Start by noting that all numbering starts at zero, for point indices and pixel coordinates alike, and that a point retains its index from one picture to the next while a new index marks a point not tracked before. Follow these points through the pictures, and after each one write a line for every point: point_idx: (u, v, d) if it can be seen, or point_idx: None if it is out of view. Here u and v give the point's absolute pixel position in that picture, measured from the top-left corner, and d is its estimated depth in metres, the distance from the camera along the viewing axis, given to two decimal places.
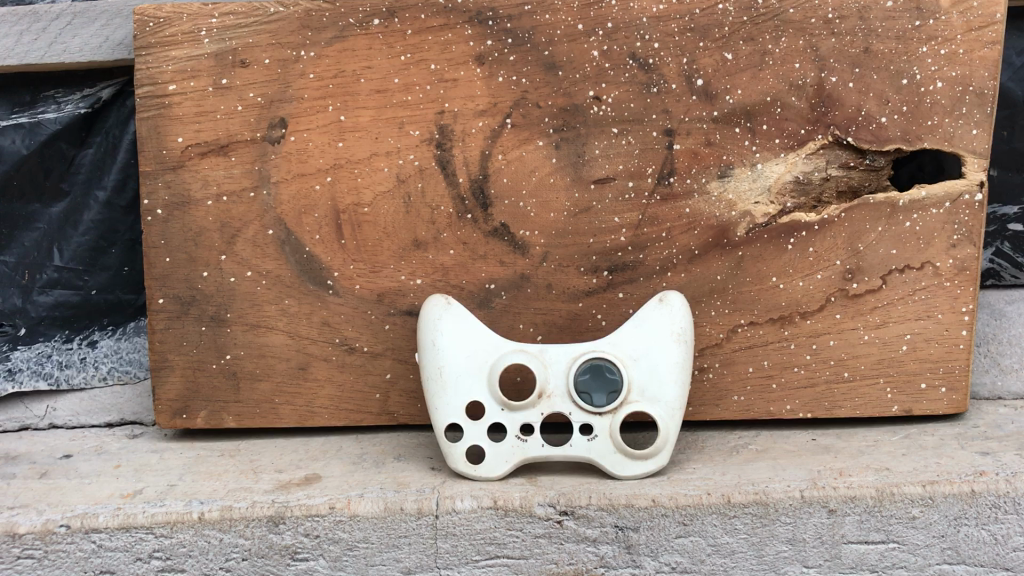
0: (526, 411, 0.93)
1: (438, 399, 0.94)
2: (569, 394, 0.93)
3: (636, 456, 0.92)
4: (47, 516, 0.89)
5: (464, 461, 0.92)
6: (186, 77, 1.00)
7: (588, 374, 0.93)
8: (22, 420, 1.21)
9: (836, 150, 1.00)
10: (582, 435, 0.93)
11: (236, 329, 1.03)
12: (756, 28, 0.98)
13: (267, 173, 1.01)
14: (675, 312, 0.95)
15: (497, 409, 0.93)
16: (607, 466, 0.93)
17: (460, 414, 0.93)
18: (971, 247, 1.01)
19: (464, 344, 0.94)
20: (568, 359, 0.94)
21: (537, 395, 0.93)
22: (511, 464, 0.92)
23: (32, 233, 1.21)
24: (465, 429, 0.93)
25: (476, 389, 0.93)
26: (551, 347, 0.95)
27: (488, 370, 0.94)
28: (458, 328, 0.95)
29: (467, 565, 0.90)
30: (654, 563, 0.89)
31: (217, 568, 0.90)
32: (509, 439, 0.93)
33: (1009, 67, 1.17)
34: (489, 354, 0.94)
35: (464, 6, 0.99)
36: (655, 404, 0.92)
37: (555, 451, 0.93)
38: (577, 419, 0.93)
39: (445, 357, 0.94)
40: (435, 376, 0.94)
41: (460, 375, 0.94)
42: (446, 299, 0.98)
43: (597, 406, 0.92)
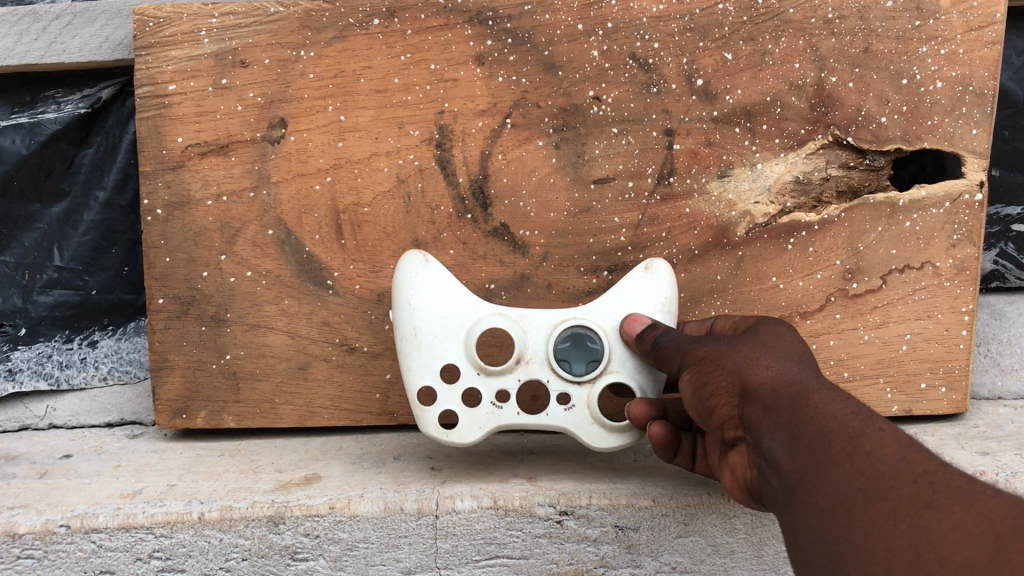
0: (502, 377, 0.89)
1: (413, 359, 0.89)
2: (547, 361, 0.89)
3: (614, 428, 0.88)
4: (47, 516, 0.89)
5: (437, 426, 0.88)
6: (186, 77, 1.00)
7: (568, 341, 0.89)
8: (22, 420, 1.19)
9: (836, 149, 1.00)
10: (559, 404, 0.89)
11: (237, 329, 1.03)
12: (756, 28, 0.98)
13: (267, 173, 1.01)
14: (660, 280, 0.91)
15: (473, 373, 0.89)
16: (584, 437, 0.89)
17: (434, 376, 0.88)
18: (971, 247, 1.01)
19: (442, 305, 0.90)
20: (549, 325, 0.90)
21: (514, 361, 0.89)
22: (485, 431, 0.88)
23: (32, 233, 1.21)
24: (439, 392, 0.88)
25: (452, 351, 0.89)
26: (532, 313, 0.90)
27: (465, 332, 0.89)
28: (435, 288, 0.90)
29: (467, 565, 0.90)
30: (653, 563, 0.90)
31: (217, 568, 0.90)
32: (484, 404, 0.89)
33: (1009, 67, 1.17)
34: (467, 316, 0.90)
35: (465, 6, 0.99)
36: (636, 375, 0.88)
37: (530, 419, 0.89)
38: (555, 388, 0.89)
39: (421, 317, 0.89)
40: (410, 337, 0.89)
41: (436, 336, 0.89)
42: (425, 257, 0.93)
43: (575, 374, 0.88)
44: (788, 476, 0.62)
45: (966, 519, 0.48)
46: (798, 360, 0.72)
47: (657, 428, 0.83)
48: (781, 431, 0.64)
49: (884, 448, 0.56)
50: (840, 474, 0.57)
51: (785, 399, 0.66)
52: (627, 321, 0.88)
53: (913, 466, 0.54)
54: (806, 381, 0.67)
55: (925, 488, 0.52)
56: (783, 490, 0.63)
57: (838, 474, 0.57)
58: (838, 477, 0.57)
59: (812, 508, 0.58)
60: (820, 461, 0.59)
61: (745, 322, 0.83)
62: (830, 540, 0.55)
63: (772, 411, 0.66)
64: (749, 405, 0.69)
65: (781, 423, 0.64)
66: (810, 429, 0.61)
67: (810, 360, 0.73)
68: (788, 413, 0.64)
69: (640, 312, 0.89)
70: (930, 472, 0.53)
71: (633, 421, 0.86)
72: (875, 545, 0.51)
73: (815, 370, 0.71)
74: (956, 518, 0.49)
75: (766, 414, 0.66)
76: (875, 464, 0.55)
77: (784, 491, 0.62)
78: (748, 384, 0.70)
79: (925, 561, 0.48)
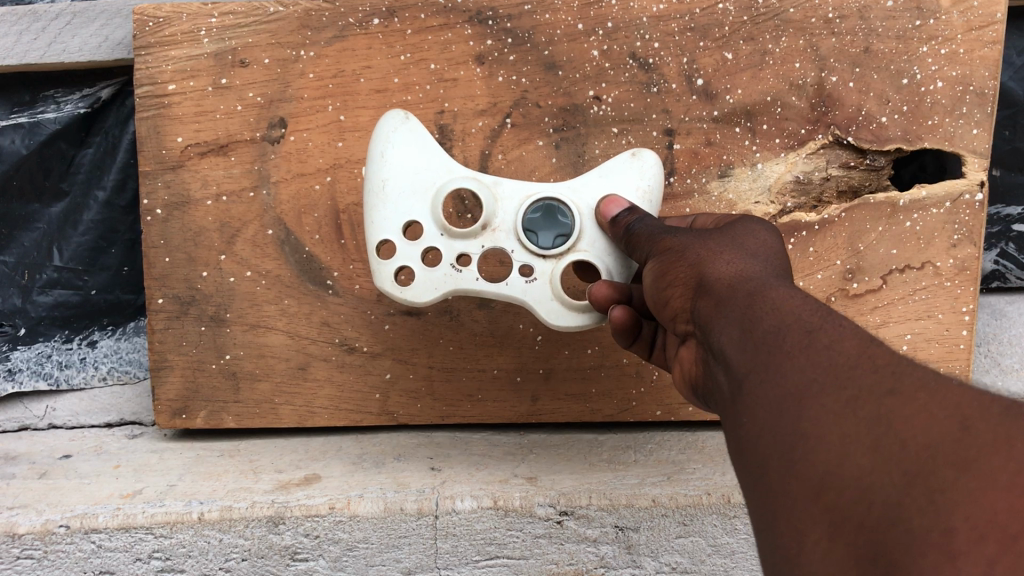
0: (466, 242, 0.83)
1: (376, 211, 0.83)
2: (515, 232, 0.83)
3: (573, 307, 0.82)
4: (47, 516, 0.89)
5: (391, 280, 0.82)
6: (186, 76, 1.00)
7: (540, 212, 0.82)
8: (22, 420, 1.19)
9: (836, 150, 1.00)
10: (521, 275, 0.83)
11: (236, 329, 1.03)
12: (756, 28, 0.98)
13: (267, 173, 1.01)
14: (646, 167, 0.84)
15: (436, 233, 0.82)
16: (540, 312, 0.83)
17: (395, 229, 0.82)
18: (971, 247, 1.01)
19: (414, 163, 0.83)
20: (522, 196, 0.83)
21: (480, 225, 0.82)
22: (439, 293, 0.82)
23: (32, 233, 1.21)
24: (398, 248, 0.82)
25: (417, 208, 0.83)
26: (508, 182, 0.84)
27: (433, 193, 0.83)
28: (412, 144, 0.84)
29: (467, 565, 0.91)
30: (653, 563, 0.91)
31: (217, 568, 0.91)
32: (443, 267, 0.83)
33: (1009, 67, 1.17)
34: (439, 177, 0.84)
35: (465, 6, 0.99)
36: (606, 258, 0.81)
37: (489, 287, 0.83)
38: (519, 259, 0.83)
39: (392, 170, 0.83)
40: (376, 188, 0.83)
41: (404, 190, 0.83)
42: (407, 114, 0.86)
43: (541, 246, 0.82)
44: (736, 371, 0.54)
45: (932, 405, 0.42)
46: (764, 257, 0.63)
47: (619, 309, 0.75)
48: (733, 325, 0.56)
49: (845, 341, 0.49)
50: (796, 366, 0.49)
51: (740, 291, 0.58)
52: (605, 200, 0.81)
53: (874, 357, 0.47)
54: (764, 276, 0.59)
55: (887, 377, 0.45)
56: (730, 389, 0.55)
57: (793, 366, 0.49)
58: (794, 369, 0.49)
59: (761, 403, 0.50)
60: (775, 352, 0.51)
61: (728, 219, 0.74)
62: (782, 433, 0.48)
63: (725, 305, 0.58)
64: (702, 298, 0.61)
65: (733, 316, 0.56)
66: (764, 323, 0.54)
67: (783, 261, 0.64)
68: (742, 305, 0.57)
69: (621, 195, 0.82)
70: (890, 362, 0.46)
71: (595, 301, 0.78)
72: (832, 436, 0.45)
73: (778, 266, 0.63)
74: (921, 405, 0.42)
75: (718, 309, 0.58)
76: (834, 357, 0.48)
77: (731, 388, 0.55)
78: (705, 277, 0.62)
79: (890, 448, 0.42)
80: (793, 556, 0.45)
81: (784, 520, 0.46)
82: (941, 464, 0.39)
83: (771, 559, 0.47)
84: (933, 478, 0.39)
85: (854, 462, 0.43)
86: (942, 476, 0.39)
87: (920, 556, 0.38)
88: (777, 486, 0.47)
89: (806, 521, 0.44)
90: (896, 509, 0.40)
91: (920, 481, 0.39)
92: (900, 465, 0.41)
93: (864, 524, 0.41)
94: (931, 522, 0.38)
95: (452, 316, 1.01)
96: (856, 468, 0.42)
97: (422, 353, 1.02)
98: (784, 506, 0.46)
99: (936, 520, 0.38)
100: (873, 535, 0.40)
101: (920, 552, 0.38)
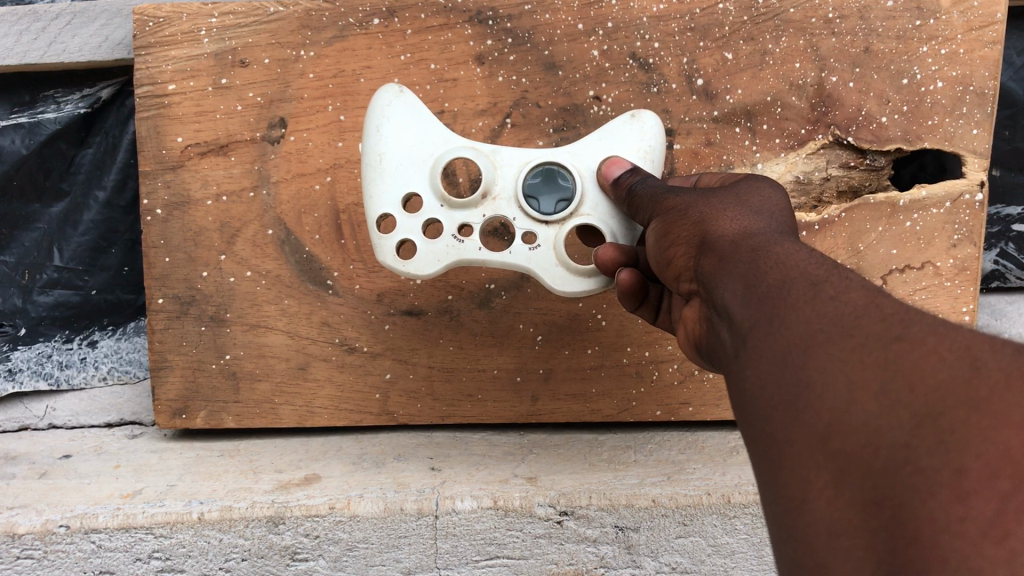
0: (467, 212, 0.82)
1: (374, 186, 0.82)
2: (516, 199, 0.82)
3: (578, 273, 0.81)
4: (47, 516, 0.89)
5: (393, 253, 0.81)
6: (186, 77, 1.00)
7: (540, 177, 0.81)
8: (22, 420, 1.19)
9: (836, 150, 1.00)
10: (524, 243, 0.82)
11: (236, 329, 1.03)
12: (756, 28, 0.98)
13: (267, 173, 1.01)
14: (646, 129, 0.82)
15: (436, 204, 0.82)
16: (546, 279, 0.82)
17: (394, 202, 0.81)
18: (971, 248, 1.01)
19: (411, 134, 0.82)
20: (521, 162, 0.82)
21: (481, 194, 0.82)
22: (443, 265, 0.81)
23: (32, 233, 1.21)
24: (398, 221, 0.81)
25: (416, 180, 0.82)
26: (505, 149, 0.83)
27: (432, 164, 0.82)
28: (407, 117, 0.83)
29: (467, 565, 0.91)
30: (653, 563, 0.91)
31: (217, 568, 0.91)
32: (445, 238, 0.82)
33: (1010, 67, 1.17)
34: (436, 147, 0.83)
35: (465, 6, 0.99)
36: (609, 221, 0.80)
37: (492, 256, 0.82)
38: (521, 227, 0.82)
39: (388, 143, 0.82)
40: (373, 163, 0.82)
41: (402, 163, 0.82)
42: (401, 88, 0.85)
43: (543, 212, 0.81)
44: (740, 326, 0.53)
45: (942, 347, 0.41)
46: (769, 214, 0.62)
47: (626, 273, 0.74)
48: (737, 281, 0.54)
49: (850, 292, 0.48)
50: (802, 317, 0.48)
51: (744, 248, 0.56)
52: (606, 162, 0.80)
53: (881, 306, 0.46)
54: (769, 232, 0.58)
55: (895, 323, 0.44)
56: (732, 343, 0.54)
57: (799, 317, 0.48)
58: (799, 320, 0.48)
59: (764, 355, 0.49)
60: (779, 304, 0.50)
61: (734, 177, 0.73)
62: (786, 382, 0.46)
63: (728, 261, 0.56)
64: (705, 256, 0.60)
65: (737, 272, 0.55)
66: (769, 277, 0.52)
67: (789, 218, 0.63)
68: (746, 261, 0.55)
69: (622, 156, 0.81)
70: (897, 309, 0.45)
71: (602, 264, 0.77)
72: (838, 383, 0.43)
73: (784, 222, 0.61)
74: (930, 348, 0.41)
75: (721, 266, 0.57)
76: (840, 307, 0.47)
77: (733, 343, 0.54)
78: (709, 235, 0.60)
79: (899, 391, 0.40)
80: (796, 505, 0.43)
81: (788, 468, 0.44)
82: (952, 405, 0.38)
83: (772, 510, 0.45)
84: (943, 419, 0.38)
85: (862, 407, 0.42)
86: (952, 415, 0.38)
87: (929, 497, 0.37)
88: (780, 435, 0.46)
89: (810, 469, 0.43)
90: (905, 452, 0.39)
91: (930, 422, 0.39)
92: (908, 406, 0.40)
93: (871, 468, 0.40)
94: (942, 462, 0.37)
95: (452, 316, 1.01)
96: (863, 413, 0.41)
97: (422, 353, 1.02)
98: (787, 455, 0.45)
99: (947, 460, 0.37)
100: (881, 479, 0.39)
101: (929, 492, 0.37)
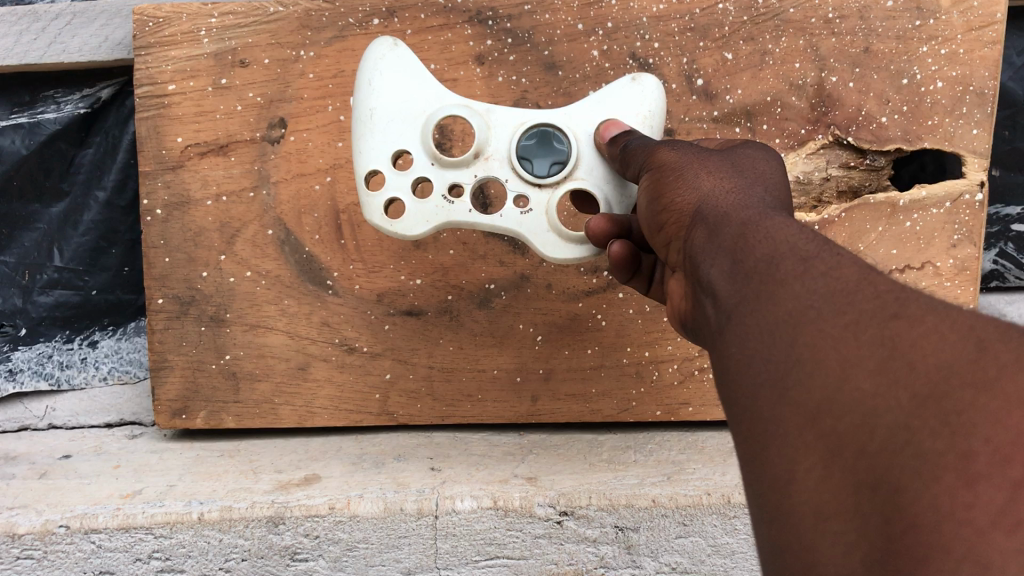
0: (458, 171, 0.82)
1: (364, 141, 0.82)
2: (508, 160, 0.82)
3: (569, 238, 0.81)
4: (47, 516, 0.89)
5: (381, 212, 0.81)
6: (186, 77, 1.00)
7: (534, 140, 0.81)
8: (21, 420, 1.19)
9: (836, 150, 1.00)
10: (515, 206, 0.82)
11: (236, 329, 1.03)
12: (756, 28, 0.98)
13: (267, 174, 1.01)
14: (646, 92, 0.82)
15: (426, 162, 0.81)
16: (536, 244, 0.82)
17: (384, 159, 0.81)
18: (971, 248, 1.00)
19: (403, 90, 0.82)
20: (514, 124, 0.82)
21: (472, 154, 0.81)
22: (431, 225, 0.81)
23: (32, 233, 1.21)
24: (387, 179, 0.81)
25: (407, 137, 0.82)
26: (499, 109, 0.82)
27: (424, 122, 0.82)
28: (399, 73, 0.83)
29: (467, 565, 0.91)
30: (654, 563, 0.91)
31: (217, 568, 0.91)
32: (434, 197, 0.81)
33: (1009, 67, 1.16)
34: (428, 105, 0.82)
35: (464, 6, 0.99)
36: (603, 186, 0.80)
37: (482, 219, 0.82)
38: (514, 189, 0.82)
39: (379, 100, 0.82)
40: (364, 118, 0.82)
41: (393, 119, 0.82)
42: (395, 42, 0.84)
43: (537, 174, 0.81)
44: (725, 303, 0.51)
45: (943, 326, 0.39)
46: (761, 187, 0.61)
47: (618, 245, 0.73)
48: (724, 256, 0.53)
49: (842, 268, 0.46)
50: (791, 293, 0.46)
51: (732, 222, 0.55)
52: (603, 125, 0.80)
53: (875, 283, 0.44)
54: (761, 206, 0.56)
55: (891, 300, 0.42)
56: (715, 320, 0.52)
57: (788, 292, 0.46)
58: (789, 295, 0.46)
59: (751, 331, 0.47)
60: (767, 280, 0.48)
61: (729, 142, 0.71)
62: (774, 359, 0.45)
63: (717, 236, 0.55)
64: (694, 231, 0.58)
65: (724, 247, 0.54)
66: (757, 253, 0.50)
67: (783, 190, 0.62)
68: (734, 236, 0.53)
69: (620, 119, 0.81)
70: (891, 285, 0.43)
71: (591, 239, 0.76)
72: (831, 361, 0.41)
73: (775, 195, 0.60)
74: (931, 326, 0.39)
75: (710, 241, 0.55)
76: (831, 282, 0.45)
77: (717, 321, 0.52)
78: (699, 210, 0.59)
79: (897, 371, 0.39)
80: (781, 486, 0.42)
81: (773, 449, 0.43)
82: (957, 386, 0.37)
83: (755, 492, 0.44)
84: (947, 400, 0.36)
85: (857, 386, 0.40)
86: (958, 396, 0.36)
87: (932, 483, 0.35)
88: (766, 415, 0.44)
89: (798, 449, 0.41)
90: (904, 434, 0.37)
91: (933, 403, 0.37)
92: (907, 385, 0.38)
93: (864, 450, 0.38)
94: (947, 446, 0.35)
95: (453, 316, 1.01)
96: (859, 392, 0.39)
97: (422, 353, 1.02)
98: (772, 435, 0.43)
99: (952, 444, 0.35)
100: (876, 461, 0.38)
101: (932, 477, 0.35)
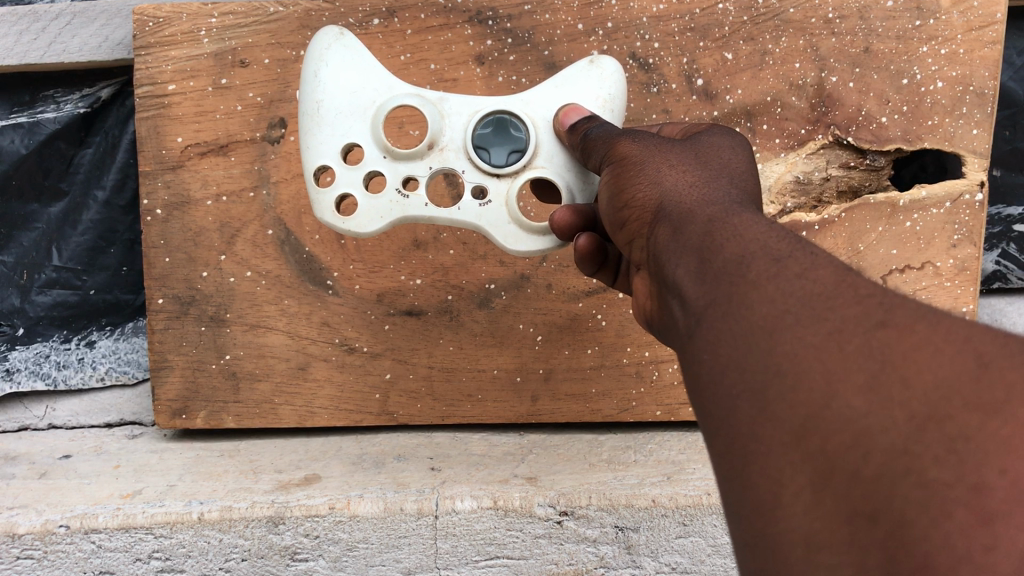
0: (412, 164, 0.81)
1: (312, 136, 0.81)
2: (464, 150, 0.81)
3: (532, 230, 0.81)
4: (47, 516, 0.89)
5: (334, 210, 0.81)
6: (186, 76, 1.00)
7: (490, 128, 0.81)
8: (21, 420, 1.20)
9: (836, 150, 1.00)
10: (474, 198, 0.81)
11: (236, 329, 1.03)
12: (756, 28, 0.98)
13: (267, 173, 1.01)
14: (606, 75, 0.82)
15: (377, 156, 0.81)
16: (498, 237, 0.82)
17: (333, 154, 0.81)
18: (971, 248, 1.00)
19: (351, 81, 0.81)
20: (469, 112, 0.82)
21: (426, 146, 0.81)
22: (385, 221, 0.81)
23: (31, 233, 1.21)
24: (338, 175, 0.81)
25: (356, 131, 0.81)
26: (453, 97, 0.82)
27: (373, 114, 0.81)
28: (348, 62, 0.82)
29: (467, 565, 0.91)
30: (653, 563, 0.91)
31: (217, 568, 0.91)
32: (388, 192, 0.81)
33: (1010, 67, 1.16)
34: (379, 94, 0.82)
35: (465, 6, 0.99)
36: (564, 174, 0.80)
37: (438, 212, 0.81)
38: (471, 181, 0.81)
39: (327, 91, 0.81)
40: (310, 112, 0.81)
41: (340, 112, 0.81)
42: (340, 31, 0.84)
43: (495, 164, 0.80)
44: (693, 306, 0.50)
45: (936, 338, 0.38)
46: (728, 178, 0.60)
47: (583, 238, 0.74)
48: (690, 254, 0.52)
49: (818, 270, 0.44)
50: (766, 296, 0.44)
51: (700, 218, 0.54)
52: (562, 110, 0.80)
53: (855, 286, 0.42)
54: (728, 202, 0.56)
55: (875, 307, 0.41)
56: (683, 322, 0.51)
57: (761, 296, 0.45)
58: (762, 299, 0.44)
59: (722, 336, 0.46)
60: (737, 282, 0.47)
61: (695, 127, 0.71)
62: (750, 370, 0.43)
63: (683, 233, 0.54)
64: (659, 227, 0.57)
65: (690, 246, 0.53)
66: (726, 252, 0.49)
67: (750, 179, 0.62)
68: (701, 234, 0.53)
69: (578, 103, 0.81)
70: (873, 289, 0.42)
71: (557, 232, 0.77)
72: (813, 373, 0.40)
73: (743, 186, 0.60)
74: (925, 339, 0.38)
75: (676, 239, 0.55)
76: (809, 285, 0.43)
77: (685, 324, 0.51)
78: (666, 206, 0.58)
79: (892, 388, 0.37)
80: (766, 511, 0.40)
81: (756, 468, 0.41)
82: (961, 408, 0.35)
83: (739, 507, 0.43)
84: (951, 424, 0.35)
85: (846, 403, 0.38)
86: (964, 421, 0.35)
87: (943, 520, 0.34)
88: (744, 430, 0.42)
89: (783, 471, 0.39)
90: (905, 460, 0.35)
91: (935, 426, 0.35)
92: (904, 405, 0.36)
93: (859, 476, 0.36)
94: (957, 479, 0.34)
95: (452, 316, 1.01)
96: (848, 410, 0.37)
97: (422, 352, 1.02)
98: (753, 452, 0.41)
99: (963, 474, 0.34)
100: (874, 490, 0.35)
101: (944, 514, 0.34)
